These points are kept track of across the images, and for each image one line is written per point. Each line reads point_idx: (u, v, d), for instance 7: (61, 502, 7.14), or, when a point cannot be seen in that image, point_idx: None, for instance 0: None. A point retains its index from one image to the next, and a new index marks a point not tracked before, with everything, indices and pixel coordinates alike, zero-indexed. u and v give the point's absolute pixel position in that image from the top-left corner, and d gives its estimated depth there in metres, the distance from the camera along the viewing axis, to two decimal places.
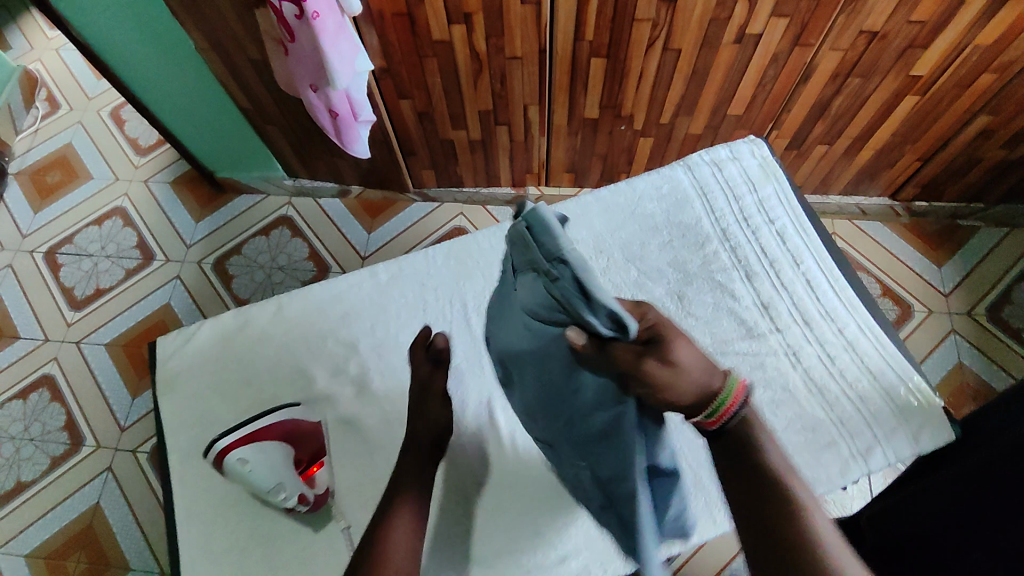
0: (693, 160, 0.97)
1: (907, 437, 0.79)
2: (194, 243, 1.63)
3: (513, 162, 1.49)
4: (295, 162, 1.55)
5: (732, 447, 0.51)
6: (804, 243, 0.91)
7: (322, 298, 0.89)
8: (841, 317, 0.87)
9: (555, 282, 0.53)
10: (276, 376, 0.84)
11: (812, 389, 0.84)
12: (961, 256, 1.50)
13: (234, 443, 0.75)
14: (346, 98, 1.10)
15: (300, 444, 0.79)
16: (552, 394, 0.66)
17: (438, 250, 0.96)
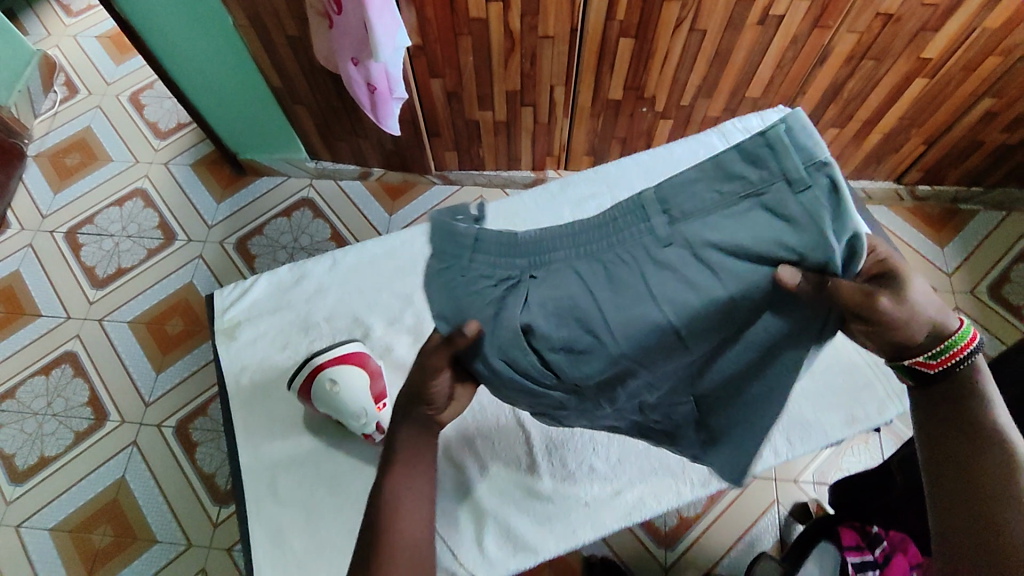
0: (726, 128, 1.00)
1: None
2: (216, 223, 1.64)
3: (535, 144, 1.53)
4: (320, 142, 1.58)
5: (951, 392, 0.58)
6: None
7: (376, 252, 0.91)
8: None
9: (806, 189, 0.56)
10: (334, 326, 0.86)
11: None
12: (963, 237, 1.56)
13: (326, 366, 0.77)
14: (384, 73, 1.14)
15: (374, 377, 0.79)
16: (657, 349, 0.64)
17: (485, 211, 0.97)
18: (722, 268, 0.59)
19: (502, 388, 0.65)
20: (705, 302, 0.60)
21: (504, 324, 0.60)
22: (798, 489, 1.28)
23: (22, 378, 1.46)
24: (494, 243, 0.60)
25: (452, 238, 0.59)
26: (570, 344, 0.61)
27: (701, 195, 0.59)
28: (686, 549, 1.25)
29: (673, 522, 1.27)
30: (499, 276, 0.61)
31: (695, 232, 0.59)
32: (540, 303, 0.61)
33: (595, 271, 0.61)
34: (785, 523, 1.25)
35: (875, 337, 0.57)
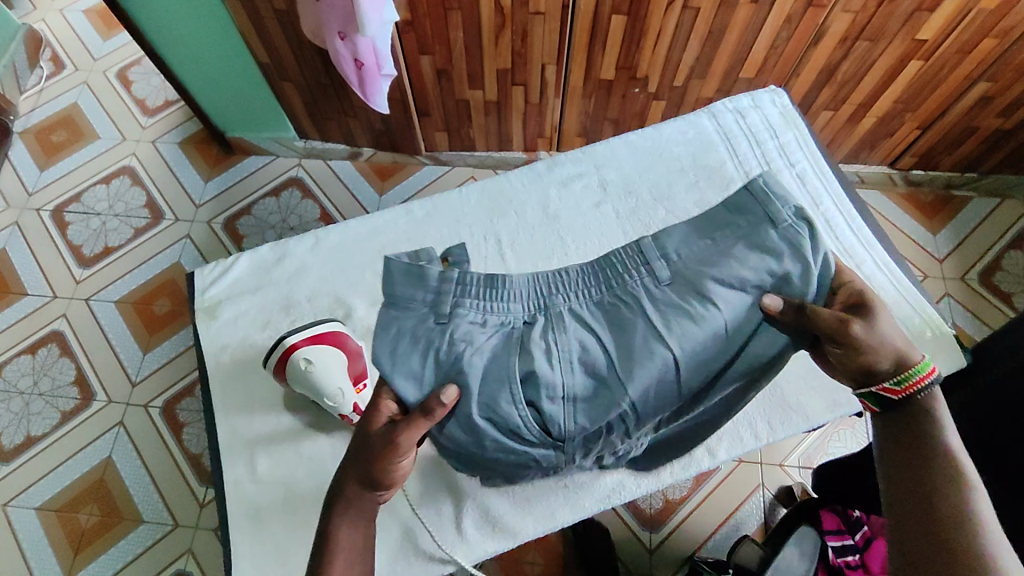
0: (716, 107, 0.96)
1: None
2: (203, 203, 1.62)
3: (526, 125, 1.51)
4: (309, 121, 1.55)
5: (910, 417, 0.61)
6: (824, 186, 0.91)
7: (359, 232, 0.89)
8: (858, 255, 0.87)
9: (787, 224, 0.70)
10: (315, 306, 0.84)
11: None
12: (955, 224, 1.56)
13: (301, 346, 0.75)
14: (372, 48, 1.12)
15: (352, 357, 0.78)
16: (657, 391, 0.70)
17: (473, 188, 0.94)
18: (720, 301, 0.69)
19: (490, 446, 0.70)
20: (702, 335, 0.69)
21: (498, 372, 0.68)
22: (784, 474, 1.29)
23: (8, 357, 1.45)
24: (481, 291, 0.70)
25: (422, 289, 0.69)
26: (565, 395, 0.68)
27: (687, 246, 0.72)
28: (670, 532, 1.25)
29: (658, 505, 1.27)
30: (491, 323, 0.70)
31: (695, 271, 0.70)
32: (538, 347, 0.69)
33: (591, 318, 0.71)
34: (770, 506, 1.26)
35: (843, 355, 0.65)
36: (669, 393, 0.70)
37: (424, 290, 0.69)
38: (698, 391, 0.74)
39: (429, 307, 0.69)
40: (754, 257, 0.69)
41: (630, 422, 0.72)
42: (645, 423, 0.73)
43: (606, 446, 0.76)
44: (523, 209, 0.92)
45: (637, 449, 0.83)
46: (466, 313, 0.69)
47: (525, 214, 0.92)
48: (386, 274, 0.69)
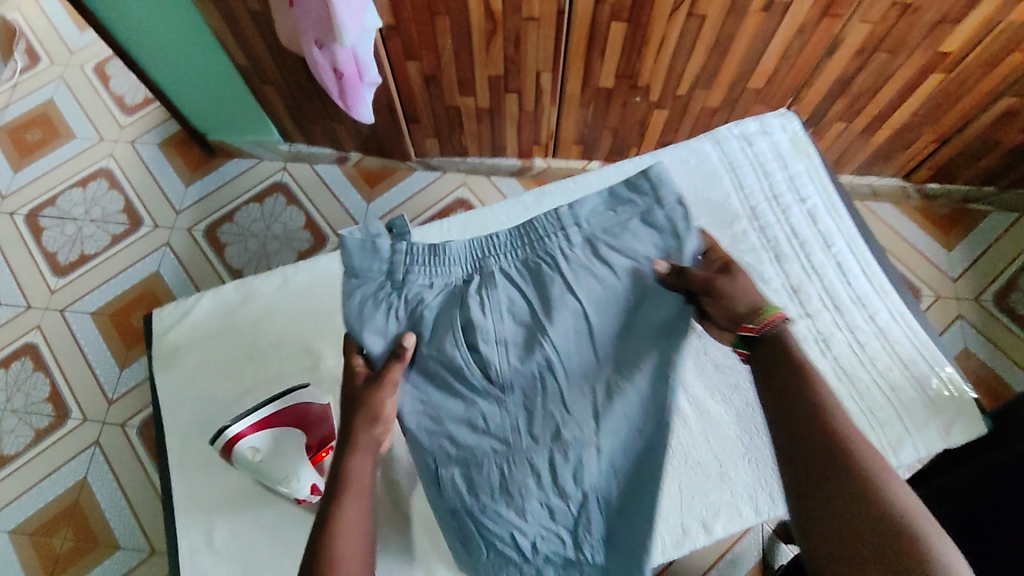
0: (720, 133, 0.89)
1: (938, 430, 0.73)
2: (184, 209, 1.55)
3: (521, 132, 1.43)
4: (292, 124, 1.47)
5: (768, 353, 0.69)
6: (836, 224, 0.84)
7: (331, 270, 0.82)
8: (872, 303, 0.79)
9: (664, 207, 0.78)
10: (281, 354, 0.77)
11: (841, 378, 0.75)
12: (971, 240, 1.48)
13: (247, 430, 0.72)
14: (352, 55, 1.03)
15: (313, 428, 0.73)
16: (574, 344, 0.78)
17: (454, 225, 0.90)
18: (617, 266, 0.78)
19: (437, 394, 0.77)
20: (603, 291, 0.78)
21: (439, 321, 0.77)
22: None
23: None
24: (427, 259, 0.77)
25: (376, 258, 0.75)
26: (500, 341, 0.77)
27: (598, 218, 0.79)
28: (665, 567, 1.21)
29: None
30: (437, 286, 0.77)
31: (597, 241, 0.78)
32: (474, 301, 0.77)
33: (518, 276, 0.79)
34: (770, 542, 1.21)
35: (725, 306, 0.73)
36: (589, 346, 0.79)
37: (378, 257, 0.75)
38: (619, 367, 0.78)
39: (384, 274, 0.76)
40: (642, 230, 0.78)
41: (562, 377, 0.78)
42: (576, 388, 0.79)
43: (548, 424, 0.78)
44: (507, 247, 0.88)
45: (589, 470, 0.78)
46: (415, 278, 0.77)
47: None
48: (344, 250, 0.75)
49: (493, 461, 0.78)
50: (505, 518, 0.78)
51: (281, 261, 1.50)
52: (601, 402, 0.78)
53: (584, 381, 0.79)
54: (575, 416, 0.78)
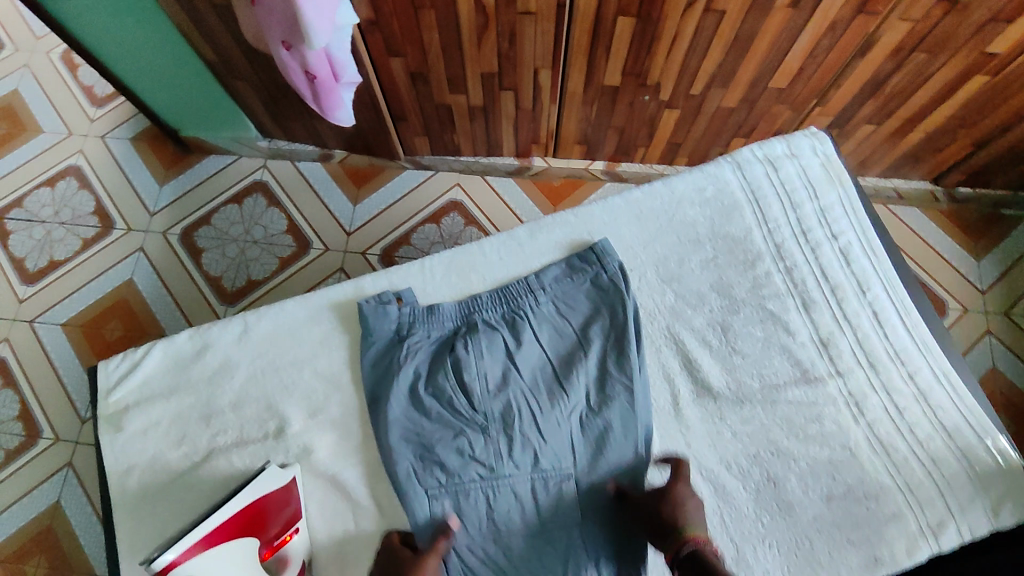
0: (742, 156, 0.79)
1: (984, 509, 0.65)
2: (159, 211, 1.45)
3: (518, 131, 1.32)
4: (270, 120, 1.36)
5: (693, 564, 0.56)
6: (872, 265, 0.76)
7: (298, 316, 0.72)
8: (912, 360, 0.72)
9: (605, 271, 0.73)
10: (242, 416, 0.68)
11: (876, 448, 0.68)
12: (1002, 249, 1.38)
13: (188, 552, 0.53)
14: (325, 57, 0.93)
15: (271, 519, 0.60)
16: (548, 379, 0.70)
17: (437, 261, 0.76)
18: (576, 323, 0.73)
19: (426, 424, 0.68)
20: (566, 339, 0.72)
21: (429, 359, 0.70)
22: None
23: None
24: (423, 312, 0.72)
25: (388, 319, 0.71)
26: (477, 370, 0.69)
27: (564, 280, 0.74)
28: None
29: None
30: (434, 336, 0.71)
31: (555, 301, 0.73)
32: (461, 344, 0.70)
33: (499, 321, 0.72)
34: None
35: (652, 518, 0.63)
36: (581, 375, 0.70)
37: (388, 318, 0.71)
38: (599, 401, 0.69)
39: (392, 335, 0.71)
40: (615, 273, 0.73)
41: (559, 403, 0.69)
42: (558, 416, 0.68)
43: (529, 452, 0.67)
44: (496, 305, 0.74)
45: (572, 498, 0.67)
46: (416, 332, 0.71)
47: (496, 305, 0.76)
48: (360, 318, 0.72)
49: (478, 490, 0.66)
50: (488, 554, 0.66)
51: (262, 268, 1.39)
52: (593, 431, 0.69)
53: (570, 407, 0.69)
54: (559, 445, 0.68)
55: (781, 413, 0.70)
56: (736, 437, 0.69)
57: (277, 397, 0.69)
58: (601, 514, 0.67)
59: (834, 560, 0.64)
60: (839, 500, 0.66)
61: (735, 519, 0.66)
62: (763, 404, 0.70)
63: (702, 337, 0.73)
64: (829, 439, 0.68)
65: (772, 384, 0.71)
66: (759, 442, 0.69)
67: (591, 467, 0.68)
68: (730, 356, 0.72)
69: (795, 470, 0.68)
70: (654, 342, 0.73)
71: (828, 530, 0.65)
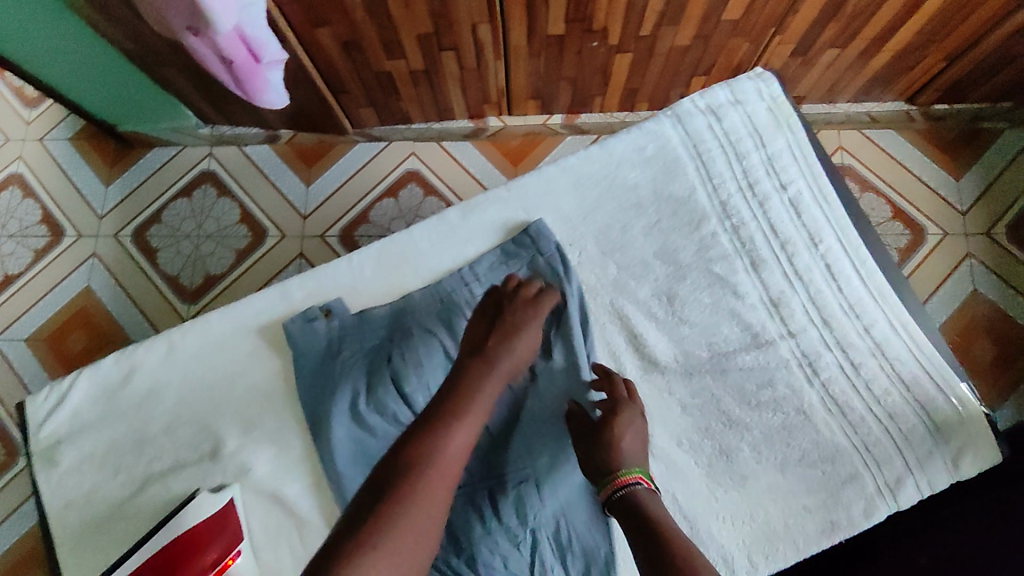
0: (683, 108, 0.75)
1: (943, 462, 0.65)
2: (107, 213, 1.40)
3: (466, 92, 1.24)
4: (206, 105, 1.28)
5: (628, 509, 0.59)
6: (824, 216, 0.73)
7: (225, 330, 0.68)
8: (867, 312, 0.70)
9: (542, 257, 0.71)
10: (176, 439, 0.66)
11: (830, 409, 0.68)
12: (981, 166, 1.32)
13: None
14: (238, 37, 0.85)
15: (202, 547, 0.58)
16: None
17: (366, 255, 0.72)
18: None
19: (374, 444, 0.65)
20: None
21: (365, 373, 0.66)
22: None
23: None
24: (353, 323, 0.67)
25: (316, 336, 0.67)
26: (420, 385, 0.66)
27: (499, 268, 0.71)
28: None
29: None
30: (370, 347, 0.67)
31: None
32: (399, 356, 0.66)
33: (437, 322, 0.69)
34: None
35: (592, 453, 0.65)
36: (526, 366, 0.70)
37: (318, 336, 0.67)
38: (549, 392, 0.70)
39: (324, 353, 0.67)
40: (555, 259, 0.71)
41: (510, 397, 0.70)
42: None
43: None
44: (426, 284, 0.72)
45: (533, 499, 0.67)
46: (348, 346, 0.67)
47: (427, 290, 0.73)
48: (288, 340, 0.67)
49: None
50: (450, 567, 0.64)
51: (219, 261, 1.35)
52: (547, 425, 0.69)
53: (521, 394, 0.71)
54: (513, 442, 0.69)
55: (731, 381, 0.69)
56: (686, 410, 0.69)
57: (211, 416, 0.66)
58: (575, 503, 0.69)
59: (790, 529, 0.66)
60: (794, 467, 0.67)
61: (689, 494, 0.67)
62: (712, 374, 0.69)
63: (647, 309, 0.71)
64: (780, 403, 0.68)
65: (721, 351, 0.70)
66: (711, 414, 0.69)
67: (550, 463, 0.69)
68: (678, 326, 0.71)
69: (748, 439, 0.68)
70: (598, 318, 0.72)
71: (784, 497, 0.66)
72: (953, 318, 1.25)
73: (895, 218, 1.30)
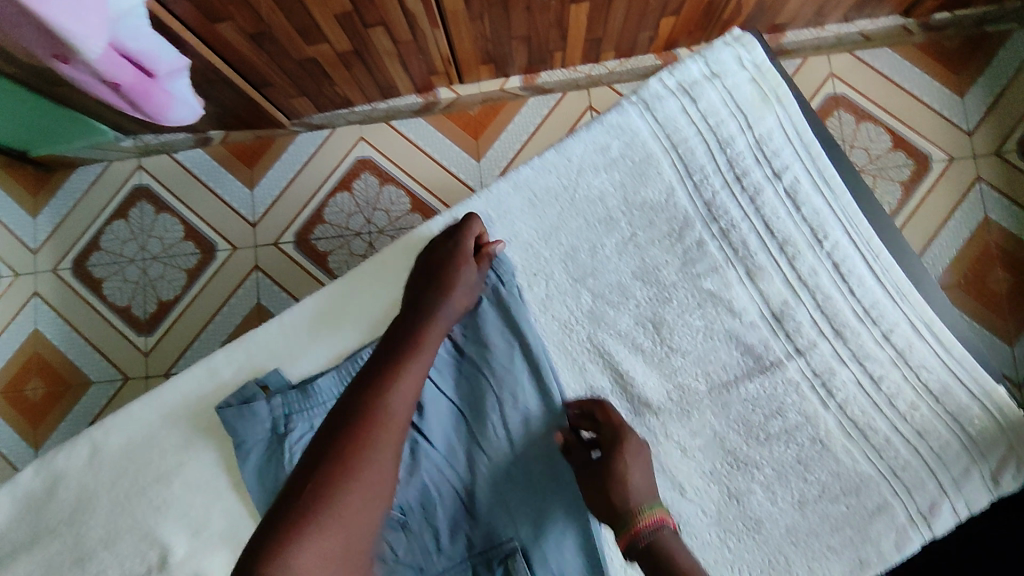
0: (652, 91, 0.73)
1: (984, 479, 0.67)
2: (41, 246, 1.27)
3: (409, 66, 1.10)
4: (125, 119, 1.13)
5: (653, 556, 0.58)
6: (829, 207, 0.72)
7: (152, 420, 0.65)
8: (886, 317, 0.70)
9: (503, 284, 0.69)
10: (118, 550, 0.61)
11: (850, 432, 0.68)
12: (989, 77, 1.19)
13: None
14: (119, 55, 0.72)
15: None
16: (464, 444, 0.67)
17: (300, 312, 0.68)
18: (486, 363, 0.68)
19: None
20: (474, 383, 0.68)
21: None
22: None
23: None
24: (297, 400, 0.62)
25: (257, 419, 0.62)
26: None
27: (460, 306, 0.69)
28: None
29: None
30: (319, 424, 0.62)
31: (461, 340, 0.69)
32: None
33: None
34: None
35: (600, 490, 0.63)
36: (494, 422, 0.67)
37: (258, 419, 0.62)
38: (529, 457, 0.67)
39: (268, 435, 0.62)
40: (542, 305, 0.71)
41: (481, 469, 0.66)
42: (484, 486, 0.65)
43: (461, 536, 0.64)
44: (361, 320, 0.69)
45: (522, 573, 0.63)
46: (295, 426, 0.62)
47: (364, 322, 0.69)
48: (225, 427, 0.63)
49: None
50: None
51: (170, 285, 1.25)
52: (527, 489, 0.66)
53: (494, 468, 0.66)
54: (492, 517, 0.64)
55: (735, 415, 0.69)
56: (687, 454, 0.68)
57: (150, 523, 0.62)
58: (567, 563, 0.64)
59: (815, 570, 0.66)
60: (813, 504, 0.67)
61: (700, 546, 0.67)
62: (710, 404, 0.69)
63: (631, 340, 0.70)
64: (794, 433, 0.68)
65: (719, 381, 0.69)
66: (716, 456, 0.68)
67: (536, 532, 0.64)
68: (669, 356, 0.70)
69: (759, 479, 0.68)
70: (579, 358, 0.70)
71: (804, 540, 0.67)
72: (969, 252, 1.15)
73: (896, 148, 1.19)
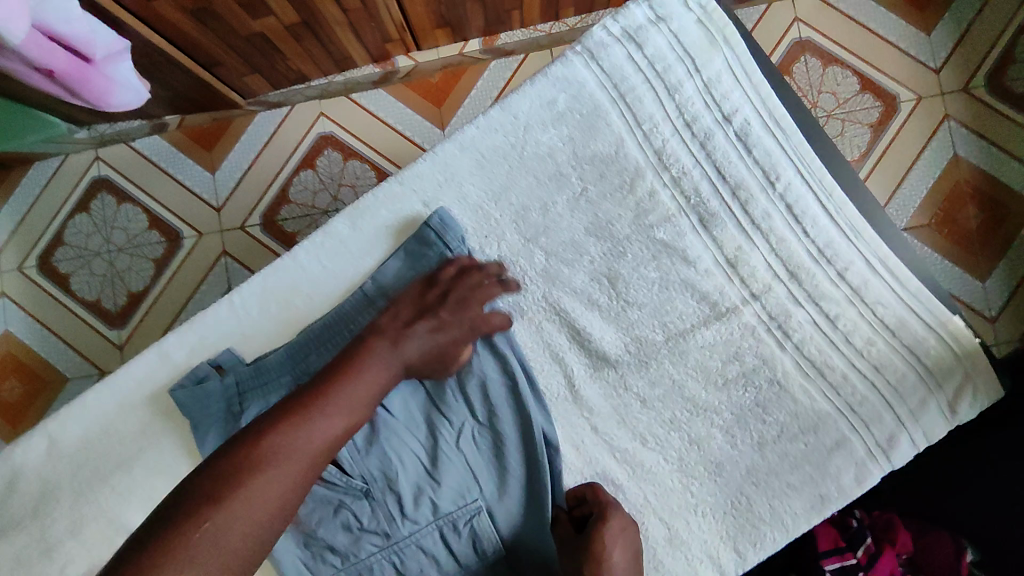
0: (597, 40, 0.72)
1: (941, 410, 0.68)
2: (3, 245, 1.24)
3: (362, 36, 1.07)
4: (76, 110, 1.10)
5: None
6: (782, 149, 0.72)
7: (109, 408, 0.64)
8: (843, 256, 0.70)
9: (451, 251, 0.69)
10: (86, 536, 0.62)
11: (809, 372, 0.69)
12: (954, 10, 1.17)
13: None
14: (46, 39, 0.70)
15: None
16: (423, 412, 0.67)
17: (250, 290, 0.68)
18: None
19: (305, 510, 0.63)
20: None
21: None
22: None
23: None
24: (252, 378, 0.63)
25: (210, 397, 0.63)
26: None
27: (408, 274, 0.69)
28: None
29: None
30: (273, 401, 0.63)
31: None
32: None
33: None
34: None
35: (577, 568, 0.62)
36: (452, 387, 0.67)
37: (210, 396, 0.63)
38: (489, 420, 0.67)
39: (223, 412, 0.63)
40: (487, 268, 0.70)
41: (441, 433, 0.66)
42: (445, 451, 0.66)
43: (426, 502, 0.64)
44: (312, 297, 0.68)
45: (487, 530, 0.65)
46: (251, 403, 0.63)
47: (314, 298, 0.68)
48: (180, 408, 0.64)
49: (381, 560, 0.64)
50: None
51: (138, 276, 1.23)
52: (489, 451, 0.67)
53: (456, 431, 0.67)
54: (456, 479, 0.65)
55: (694, 363, 0.69)
56: (646, 406, 0.69)
57: (116, 508, 0.62)
58: (533, 520, 0.66)
59: (777, 509, 0.67)
60: (773, 445, 0.68)
61: (662, 494, 0.68)
62: (670, 355, 0.69)
63: (587, 296, 0.70)
64: (753, 376, 0.68)
65: (677, 331, 0.69)
66: (677, 404, 0.69)
67: (500, 490, 0.66)
68: (626, 309, 0.69)
69: (719, 424, 0.68)
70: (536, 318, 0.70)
71: (764, 480, 0.68)
72: (938, 191, 1.15)
73: (861, 90, 1.17)
